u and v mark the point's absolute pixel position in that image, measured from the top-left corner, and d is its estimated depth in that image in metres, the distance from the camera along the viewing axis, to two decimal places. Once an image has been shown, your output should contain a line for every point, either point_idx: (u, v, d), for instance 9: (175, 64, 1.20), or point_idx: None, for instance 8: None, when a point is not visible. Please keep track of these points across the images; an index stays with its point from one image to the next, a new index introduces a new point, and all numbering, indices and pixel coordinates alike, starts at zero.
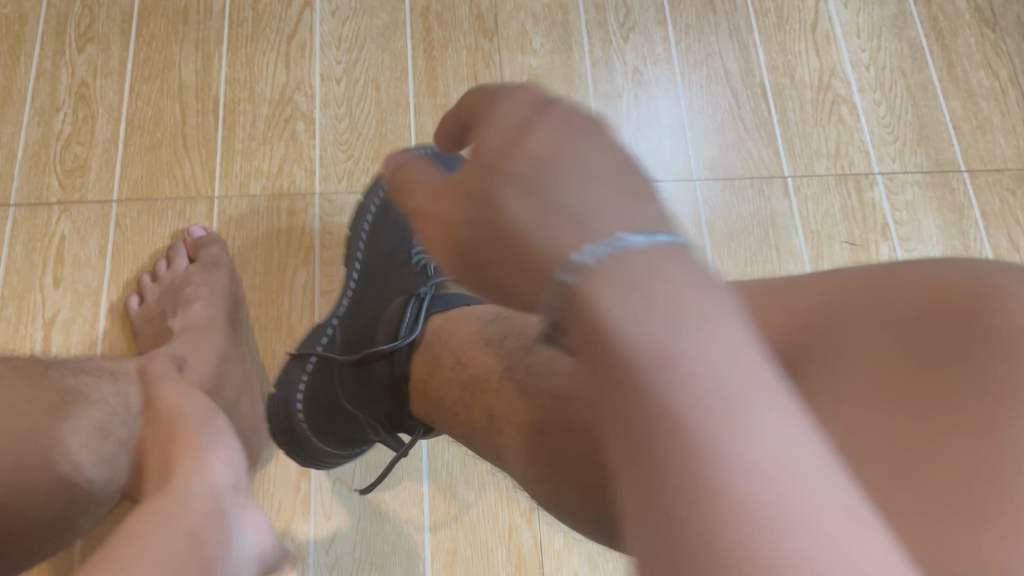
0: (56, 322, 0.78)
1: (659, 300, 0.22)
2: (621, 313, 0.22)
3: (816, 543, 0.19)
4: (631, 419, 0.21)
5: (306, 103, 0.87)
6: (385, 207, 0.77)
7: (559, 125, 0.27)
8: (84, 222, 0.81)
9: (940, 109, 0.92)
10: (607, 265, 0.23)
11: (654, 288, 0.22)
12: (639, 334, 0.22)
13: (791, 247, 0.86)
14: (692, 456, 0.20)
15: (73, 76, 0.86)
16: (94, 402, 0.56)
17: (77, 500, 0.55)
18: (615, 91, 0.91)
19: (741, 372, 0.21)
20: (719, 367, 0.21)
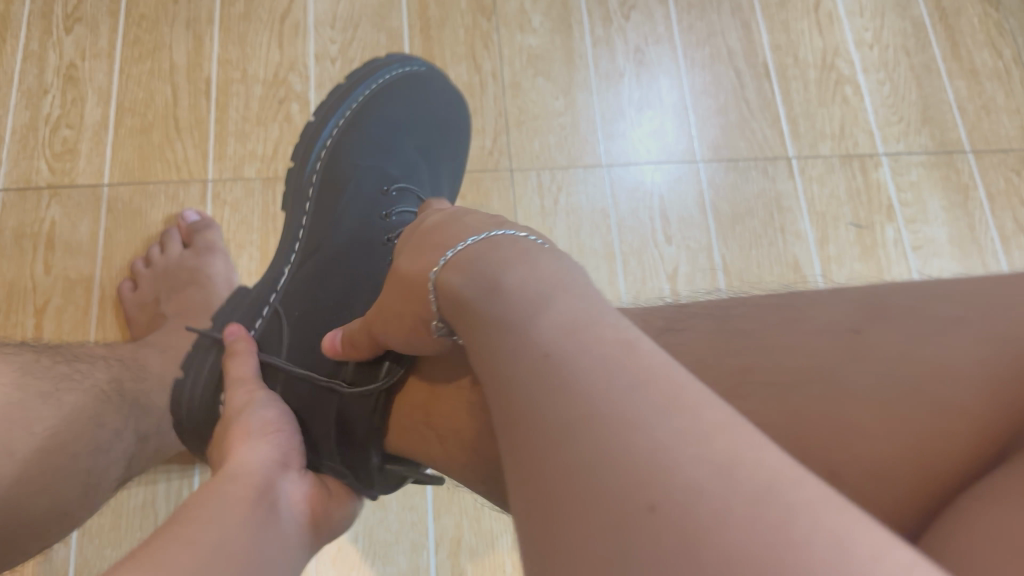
0: (48, 310, 0.76)
1: (498, 267, 0.32)
2: (473, 282, 0.32)
3: (595, 361, 0.25)
4: (485, 341, 0.30)
5: (300, 84, 0.85)
6: (345, 144, 0.63)
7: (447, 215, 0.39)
8: (75, 207, 0.79)
9: (944, 89, 0.91)
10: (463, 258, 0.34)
11: (493, 260, 0.33)
12: (490, 287, 0.31)
13: (796, 229, 0.85)
14: (518, 338, 0.28)
15: (61, 58, 0.84)
16: (88, 387, 0.56)
17: (71, 491, 0.53)
18: (616, 71, 0.90)
19: (552, 284, 0.30)
20: (536, 286, 0.30)
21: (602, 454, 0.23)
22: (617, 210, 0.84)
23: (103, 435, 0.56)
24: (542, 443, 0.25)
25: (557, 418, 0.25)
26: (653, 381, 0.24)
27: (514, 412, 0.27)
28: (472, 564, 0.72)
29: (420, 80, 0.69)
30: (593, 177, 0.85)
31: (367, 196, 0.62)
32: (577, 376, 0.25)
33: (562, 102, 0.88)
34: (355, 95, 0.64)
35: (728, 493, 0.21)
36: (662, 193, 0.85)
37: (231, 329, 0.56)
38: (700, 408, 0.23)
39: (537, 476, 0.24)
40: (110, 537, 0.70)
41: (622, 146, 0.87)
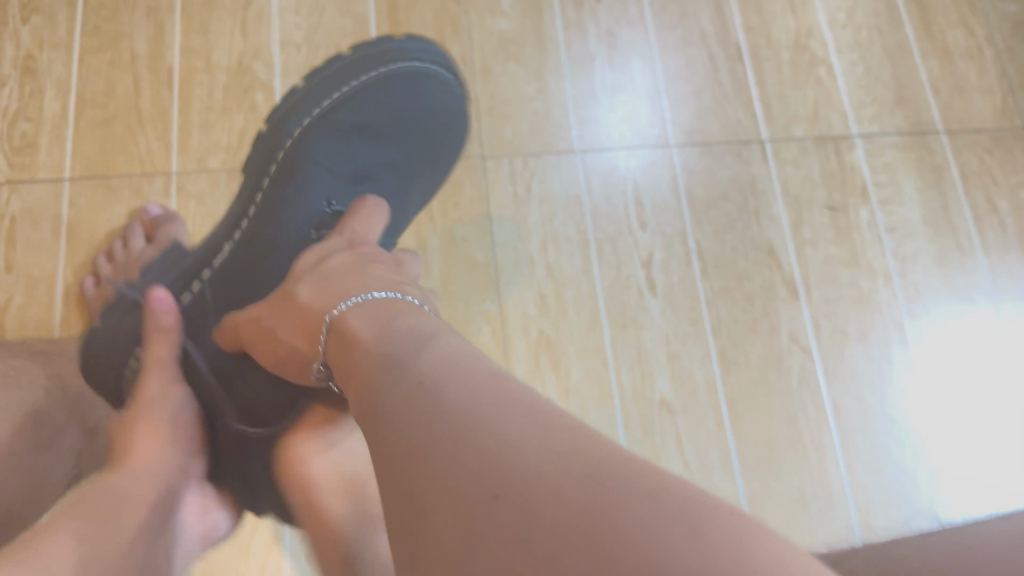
0: (10, 309, 0.74)
1: (388, 316, 0.40)
2: (365, 324, 0.40)
3: (460, 389, 0.33)
4: (370, 366, 0.37)
5: (265, 72, 0.84)
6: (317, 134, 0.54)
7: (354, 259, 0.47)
8: (36, 203, 0.77)
9: (917, 69, 0.91)
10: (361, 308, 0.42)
11: (383, 309, 0.41)
12: (382, 329, 0.39)
13: (771, 213, 0.84)
14: (399, 368, 0.35)
15: (18, 49, 0.82)
16: (25, 386, 0.59)
17: (20, 487, 0.55)
18: (588, 55, 0.88)
19: (429, 331, 0.38)
20: (420, 333, 0.37)
21: (462, 455, 0.30)
22: (591, 197, 0.83)
23: (43, 432, 0.58)
24: (412, 452, 0.31)
25: (425, 430, 0.32)
26: (508, 402, 0.32)
27: (388, 427, 0.33)
28: None
29: (429, 79, 0.58)
30: (566, 164, 0.84)
31: (313, 199, 0.55)
32: (453, 396, 0.32)
33: (534, 87, 0.86)
34: (344, 76, 0.54)
35: (559, 473, 0.27)
36: (636, 177, 0.84)
37: (161, 298, 0.53)
38: (539, 415, 0.31)
39: (408, 482, 0.31)
40: None
41: (595, 131, 0.85)
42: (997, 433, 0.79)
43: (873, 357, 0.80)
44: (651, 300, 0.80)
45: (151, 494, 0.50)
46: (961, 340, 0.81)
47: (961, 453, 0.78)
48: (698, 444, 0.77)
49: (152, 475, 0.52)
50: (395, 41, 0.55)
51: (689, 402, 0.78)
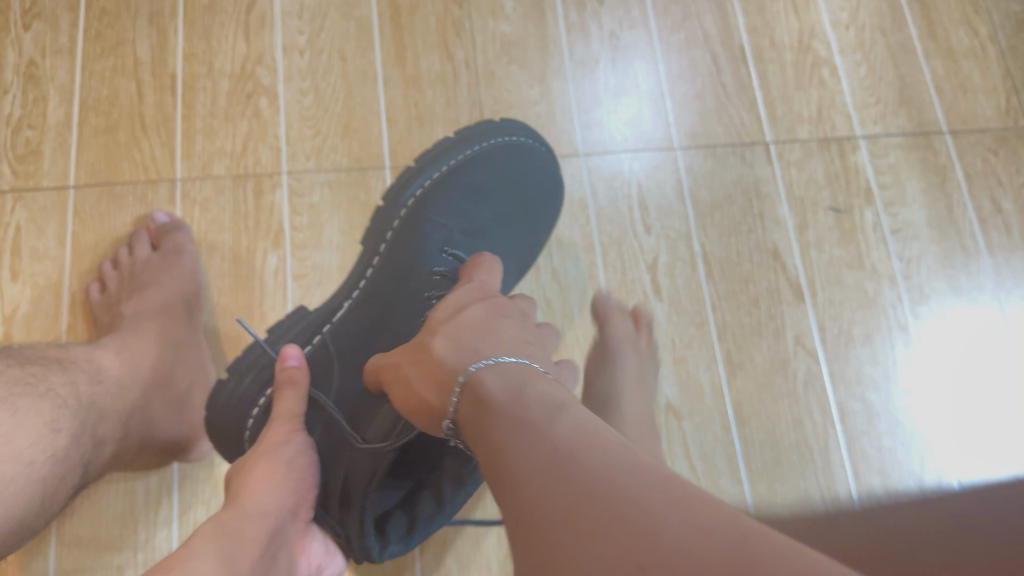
0: (16, 318, 0.74)
1: (520, 382, 0.40)
2: (498, 386, 0.40)
3: (599, 459, 0.32)
4: (495, 430, 0.37)
5: (268, 77, 0.83)
6: (431, 194, 0.67)
7: (485, 313, 0.49)
8: (40, 211, 0.77)
9: (920, 69, 0.90)
10: (483, 370, 0.42)
11: (507, 375, 0.41)
12: (515, 395, 0.39)
13: (775, 215, 0.84)
14: (529, 432, 0.35)
15: (20, 56, 0.81)
16: (43, 392, 0.56)
17: (28, 498, 0.53)
18: (591, 57, 0.88)
19: (561, 400, 0.38)
20: (550, 402, 0.37)
21: (602, 521, 0.29)
22: (596, 200, 0.83)
23: (59, 442, 0.56)
24: (548, 516, 0.31)
25: (562, 496, 0.31)
26: (654, 478, 0.31)
27: (518, 489, 0.33)
28: (456, 561, 0.72)
29: (519, 150, 0.72)
30: (570, 168, 0.84)
31: (431, 250, 0.66)
32: (587, 460, 0.32)
33: (537, 91, 0.86)
34: (456, 151, 0.69)
35: (704, 545, 0.27)
36: (640, 180, 0.84)
37: (294, 354, 0.58)
38: (683, 490, 0.30)
39: (540, 545, 0.30)
40: (86, 552, 0.69)
41: (599, 134, 0.85)
42: (1001, 436, 0.79)
43: (878, 361, 0.80)
44: (656, 304, 0.80)
45: (269, 537, 0.53)
46: (964, 340, 0.81)
47: (962, 455, 0.78)
48: (704, 448, 0.77)
49: (273, 514, 0.54)
50: (494, 123, 0.72)
51: (695, 406, 0.78)
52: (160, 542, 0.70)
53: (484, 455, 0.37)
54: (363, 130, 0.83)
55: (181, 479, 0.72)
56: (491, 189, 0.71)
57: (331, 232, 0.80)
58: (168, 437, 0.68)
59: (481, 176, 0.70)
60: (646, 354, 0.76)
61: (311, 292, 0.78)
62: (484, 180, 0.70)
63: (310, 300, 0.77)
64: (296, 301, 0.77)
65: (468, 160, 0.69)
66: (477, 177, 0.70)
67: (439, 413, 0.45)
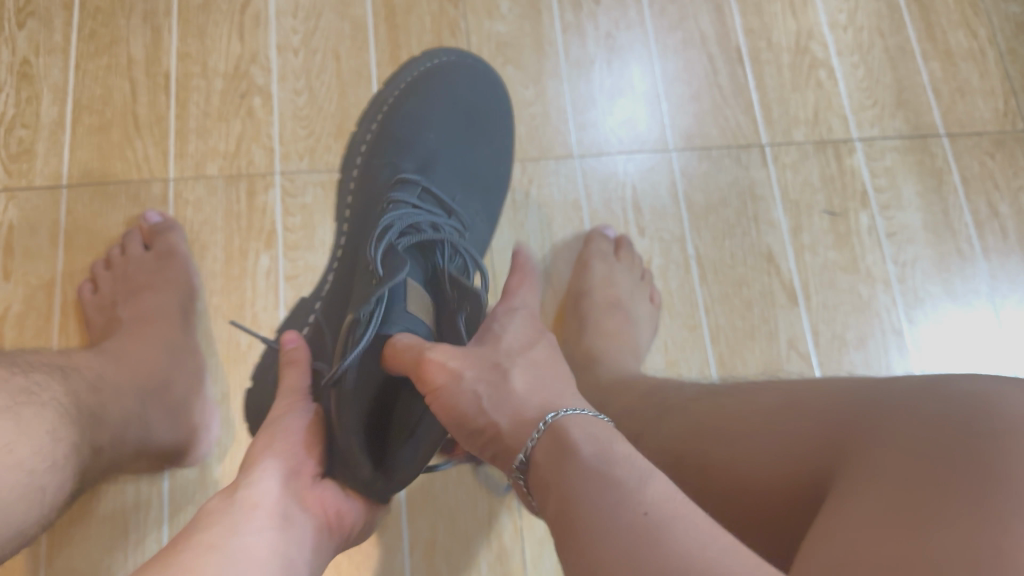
0: (8, 318, 0.74)
1: (608, 439, 0.38)
2: (583, 438, 0.38)
3: (692, 540, 0.32)
4: (579, 489, 0.36)
5: (262, 77, 0.83)
6: (376, 139, 0.73)
7: (555, 351, 0.46)
8: (33, 210, 0.77)
9: (918, 71, 0.90)
10: (565, 419, 0.39)
11: (589, 428, 0.39)
12: (603, 450, 0.37)
13: (769, 218, 0.84)
14: (617, 497, 0.34)
15: (14, 54, 0.81)
16: (45, 401, 0.54)
17: (28, 507, 0.51)
18: (587, 58, 0.88)
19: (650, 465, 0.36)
20: (641, 466, 0.36)
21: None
22: (590, 202, 0.83)
23: (60, 450, 0.53)
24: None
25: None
26: (756, 570, 0.31)
27: (605, 564, 0.32)
28: (447, 563, 0.72)
29: (447, 75, 0.77)
30: (564, 169, 0.84)
31: (384, 177, 0.70)
32: (682, 542, 0.32)
33: (532, 91, 0.86)
34: (382, 98, 0.75)
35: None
36: (635, 182, 0.84)
37: (291, 339, 0.60)
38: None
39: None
40: (77, 554, 0.69)
41: (594, 135, 0.85)
42: None
43: (872, 365, 0.80)
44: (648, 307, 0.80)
45: (285, 501, 0.47)
46: (959, 344, 0.81)
47: None
48: None
49: (275, 472, 0.49)
50: (419, 64, 0.77)
51: None
52: (150, 543, 0.70)
53: (559, 504, 0.36)
54: None
55: (172, 480, 0.72)
56: (432, 117, 0.75)
57: (323, 233, 0.79)
58: (165, 444, 0.67)
59: (418, 106, 0.74)
60: (627, 272, 0.80)
61: (304, 293, 0.77)
62: (417, 116, 0.74)
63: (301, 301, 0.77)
64: (288, 302, 0.77)
65: (397, 103, 0.74)
66: (407, 116, 0.74)
67: (510, 449, 0.41)
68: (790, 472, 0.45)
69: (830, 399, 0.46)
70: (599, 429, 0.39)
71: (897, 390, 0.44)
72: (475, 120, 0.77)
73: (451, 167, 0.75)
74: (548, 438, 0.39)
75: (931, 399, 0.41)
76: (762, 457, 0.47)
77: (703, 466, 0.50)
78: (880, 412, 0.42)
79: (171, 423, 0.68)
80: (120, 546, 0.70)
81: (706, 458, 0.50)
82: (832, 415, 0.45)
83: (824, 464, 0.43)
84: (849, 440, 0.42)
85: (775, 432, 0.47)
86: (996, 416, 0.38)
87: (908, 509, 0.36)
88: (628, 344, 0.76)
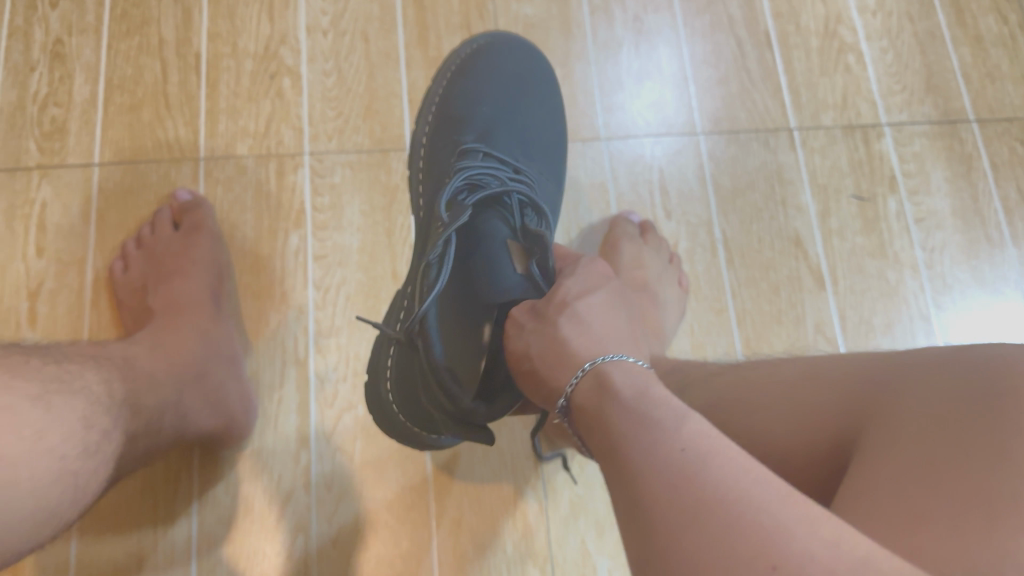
0: (41, 294, 0.75)
1: (646, 382, 0.39)
2: (624, 382, 0.39)
3: (728, 469, 0.32)
4: (621, 434, 0.36)
5: (291, 57, 0.84)
6: (437, 120, 0.75)
7: (610, 302, 0.48)
8: (65, 188, 0.78)
9: (948, 56, 0.89)
10: (602, 363, 0.42)
11: (626, 376, 0.40)
12: (641, 395, 0.38)
13: (797, 202, 0.84)
14: (656, 435, 0.35)
15: (47, 34, 0.82)
16: (77, 389, 0.50)
17: None
18: (615, 40, 0.88)
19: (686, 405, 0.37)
20: (677, 405, 0.37)
21: (738, 528, 0.29)
22: (617, 185, 0.83)
23: (92, 437, 0.49)
24: (679, 518, 0.31)
25: (688, 503, 0.31)
26: (791, 497, 0.31)
27: (651, 500, 0.32)
28: (472, 541, 0.72)
29: (486, 52, 0.79)
30: (591, 151, 0.84)
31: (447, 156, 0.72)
32: (721, 471, 0.32)
33: (560, 73, 0.86)
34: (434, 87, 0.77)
35: (834, 561, 0.28)
36: (661, 165, 0.84)
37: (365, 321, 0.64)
38: (811, 505, 0.30)
39: (668, 549, 0.30)
40: (109, 531, 0.69)
41: (621, 118, 0.85)
42: None
43: None
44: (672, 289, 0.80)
45: None
46: (988, 332, 0.80)
47: None
48: None
49: None
50: (460, 49, 0.79)
51: None
52: (179, 516, 0.70)
53: (604, 448, 0.37)
54: (385, 112, 0.83)
55: (202, 458, 0.72)
56: (485, 90, 0.77)
57: (352, 213, 0.80)
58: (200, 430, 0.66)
59: (471, 84, 0.77)
60: (655, 253, 0.79)
61: (332, 272, 0.78)
62: (471, 94, 0.76)
63: (330, 280, 0.78)
64: (317, 281, 0.78)
65: (447, 85, 0.77)
66: (461, 95, 0.76)
67: (555, 392, 0.44)
68: (815, 440, 0.45)
69: (852, 368, 0.47)
70: (630, 375, 0.40)
71: (916, 354, 0.45)
72: (523, 85, 0.78)
73: (509, 133, 0.76)
74: (591, 375, 0.41)
75: (957, 366, 0.42)
76: (782, 423, 0.47)
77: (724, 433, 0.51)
78: (906, 380, 0.43)
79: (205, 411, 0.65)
80: (151, 524, 0.70)
81: (725, 414, 0.51)
82: (857, 382, 0.45)
83: (853, 433, 0.43)
84: (875, 400, 0.43)
85: (796, 392, 0.48)
86: (1013, 374, 0.40)
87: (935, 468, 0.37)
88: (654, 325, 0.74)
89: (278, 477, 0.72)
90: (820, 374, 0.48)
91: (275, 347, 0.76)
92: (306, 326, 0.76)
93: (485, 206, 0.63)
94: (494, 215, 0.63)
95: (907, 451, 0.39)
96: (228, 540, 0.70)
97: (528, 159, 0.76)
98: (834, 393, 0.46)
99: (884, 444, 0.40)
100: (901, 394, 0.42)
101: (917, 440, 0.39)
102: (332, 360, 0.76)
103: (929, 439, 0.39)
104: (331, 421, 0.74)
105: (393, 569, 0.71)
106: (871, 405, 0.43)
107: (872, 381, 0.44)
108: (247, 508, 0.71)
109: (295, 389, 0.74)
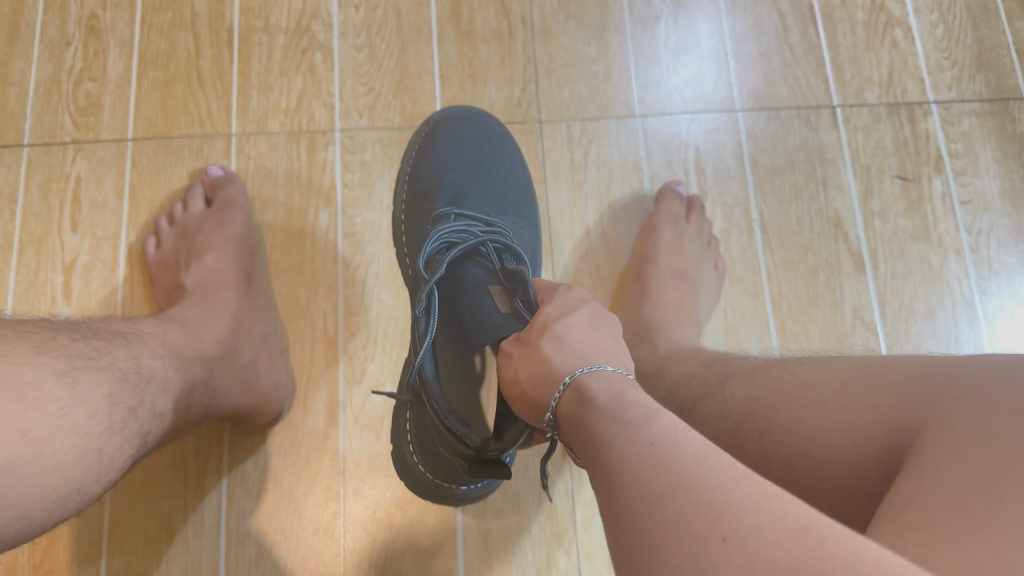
0: (76, 268, 0.76)
1: (622, 387, 0.40)
2: (601, 389, 0.39)
3: (689, 458, 0.33)
4: (596, 433, 0.37)
5: (323, 32, 0.83)
6: (415, 186, 0.75)
7: (590, 320, 0.48)
8: (100, 162, 0.79)
9: (1002, 30, 0.85)
10: (580, 376, 0.41)
11: (596, 382, 0.40)
12: (616, 398, 0.38)
13: (838, 182, 0.81)
14: (627, 431, 0.35)
15: (82, 8, 0.82)
16: (104, 366, 0.50)
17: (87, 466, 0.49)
18: (653, 13, 0.86)
19: (656, 404, 0.37)
20: (646, 406, 0.37)
21: (695, 508, 0.30)
22: (650, 163, 0.82)
23: (118, 414, 0.49)
24: (642, 505, 0.32)
25: (653, 488, 0.32)
26: (746, 479, 0.31)
27: (622, 491, 0.33)
28: (497, 521, 0.72)
29: (451, 117, 0.79)
30: (626, 128, 0.82)
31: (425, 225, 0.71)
32: (687, 460, 0.33)
33: (595, 49, 0.84)
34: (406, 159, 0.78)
35: (779, 530, 0.29)
36: (698, 143, 0.82)
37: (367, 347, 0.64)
38: (765, 484, 0.31)
39: (635, 538, 0.31)
40: (142, 503, 0.70)
41: (657, 94, 0.83)
42: None
43: (940, 336, 0.77)
44: None
45: None
46: None
47: None
48: None
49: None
50: (432, 117, 0.79)
51: None
52: (209, 490, 0.71)
53: (585, 453, 0.38)
54: (416, 88, 0.82)
55: (231, 433, 0.72)
56: (456, 154, 0.76)
57: (382, 190, 0.79)
58: (226, 406, 0.65)
59: (440, 150, 0.76)
60: (696, 237, 0.78)
61: (361, 250, 0.78)
62: (438, 162, 0.75)
63: (359, 259, 0.78)
64: (346, 259, 0.78)
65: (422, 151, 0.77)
66: (427, 167, 0.75)
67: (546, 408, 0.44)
68: (863, 438, 0.43)
69: (912, 373, 0.44)
70: (608, 381, 0.40)
71: (981, 359, 0.42)
72: (492, 141, 0.78)
73: (484, 189, 0.75)
74: (571, 392, 0.41)
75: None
76: (830, 422, 0.45)
77: (767, 430, 0.49)
78: (967, 385, 0.40)
79: (235, 387, 0.65)
80: (182, 498, 0.70)
81: (771, 409, 0.50)
82: (914, 387, 0.43)
83: (905, 433, 0.41)
84: (932, 403, 0.41)
85: (848, 392, 0.46)
86: None
87: (991, 473, 0.35)
88: (687, 314, 0.73)
89: (306, 453, 0.72)
90: (876, 375, 0.46)
91: (305, 324, 0.76)
92: (335, 304, 0.76)
93: (461, 258, 0.64)
94: (473, 265, 0.63)
95: (957, 453, 0.36)
96: (258, 514, 0.71)
97: (504, 213, 0.75)
98: (886, 394, 0.44)
99: (937, 443, 0.38)
100: (959, 396, 0.40)
101: (972, 443, 0.36)
102: (360, 338, 0.75)
103: (986, 441, 0.36)
104: (359, 400, 0.74)
105: (418, 547, 0.71)
106: (925, 407, 0.41)
107: (930, 383, 0.42)
108: (275, 484, 0.71)
109: (324, 366, 0.75)
